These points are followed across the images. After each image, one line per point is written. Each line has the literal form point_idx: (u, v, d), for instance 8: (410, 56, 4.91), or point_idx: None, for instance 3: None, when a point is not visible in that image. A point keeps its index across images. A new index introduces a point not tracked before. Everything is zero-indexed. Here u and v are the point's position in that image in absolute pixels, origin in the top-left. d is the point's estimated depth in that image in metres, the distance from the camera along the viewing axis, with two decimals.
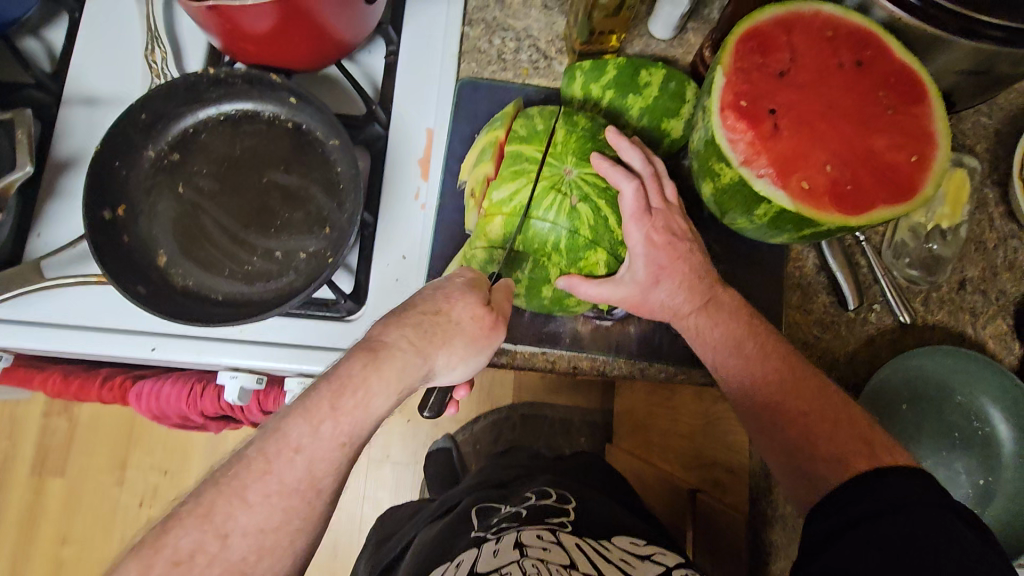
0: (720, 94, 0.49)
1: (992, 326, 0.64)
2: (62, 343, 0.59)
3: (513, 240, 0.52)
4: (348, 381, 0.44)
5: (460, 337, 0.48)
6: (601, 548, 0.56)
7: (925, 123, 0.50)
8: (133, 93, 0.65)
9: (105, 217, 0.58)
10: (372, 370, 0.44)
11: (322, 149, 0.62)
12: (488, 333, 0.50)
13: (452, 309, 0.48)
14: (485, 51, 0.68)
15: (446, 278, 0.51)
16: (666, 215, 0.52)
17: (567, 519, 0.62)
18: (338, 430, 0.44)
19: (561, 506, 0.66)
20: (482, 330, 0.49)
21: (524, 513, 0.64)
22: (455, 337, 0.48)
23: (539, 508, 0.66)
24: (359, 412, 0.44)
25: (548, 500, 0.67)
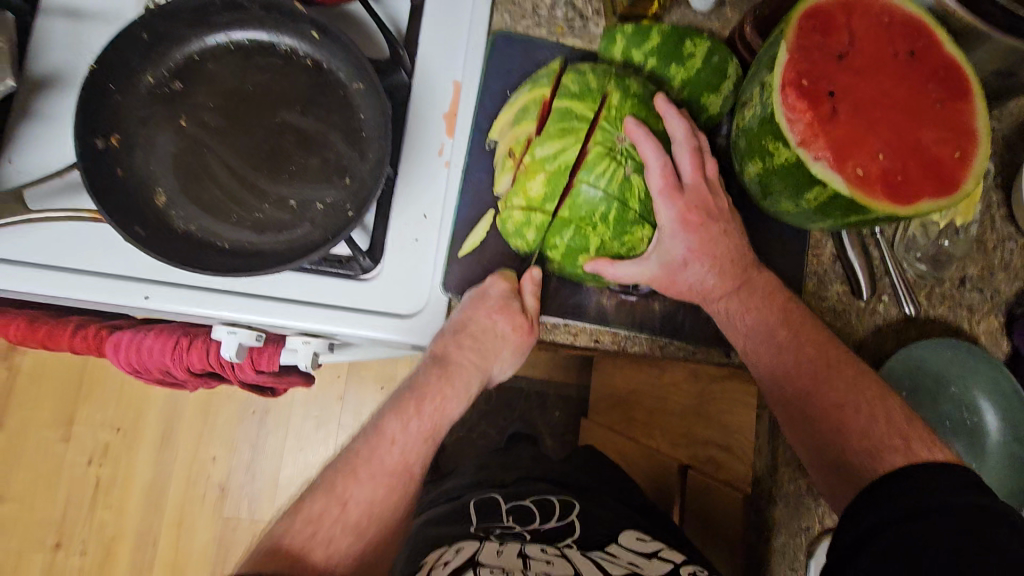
0: (782, 70, 0.48)
1: (985, 323, 0.68)
2: (40, 286, 0.53)
3: (558, 202, 0.50)
4: (426, 392, 0.56)
5: (507, 346, 0.58)
6: (610, 556, 0.59)
7: (970, 119, 0.50)
8: (127, 13, 0.57)
9: (97, 147, 0.52)
10: (445, 382, 0.56)
11: (344, 92, 0.57)
12: (528, 337, 0.58)
13: (496, 324, 0.56)
14: (520, 4, 0.64)
15: (482, 285, 0.57)
16: (704, 193, 0.53)
17: (573, 540, 0.62)
18: (423, 428, 0.56)
19: (565, 522, 0.66)
20: (523, 333, 0.57)
21: (529, 536, 0.63)
22: (503, 348, 0.58)
23: (545, 531, 0.65)
24: (436, 416, 0.56)
25: (552, 521, 0.67)
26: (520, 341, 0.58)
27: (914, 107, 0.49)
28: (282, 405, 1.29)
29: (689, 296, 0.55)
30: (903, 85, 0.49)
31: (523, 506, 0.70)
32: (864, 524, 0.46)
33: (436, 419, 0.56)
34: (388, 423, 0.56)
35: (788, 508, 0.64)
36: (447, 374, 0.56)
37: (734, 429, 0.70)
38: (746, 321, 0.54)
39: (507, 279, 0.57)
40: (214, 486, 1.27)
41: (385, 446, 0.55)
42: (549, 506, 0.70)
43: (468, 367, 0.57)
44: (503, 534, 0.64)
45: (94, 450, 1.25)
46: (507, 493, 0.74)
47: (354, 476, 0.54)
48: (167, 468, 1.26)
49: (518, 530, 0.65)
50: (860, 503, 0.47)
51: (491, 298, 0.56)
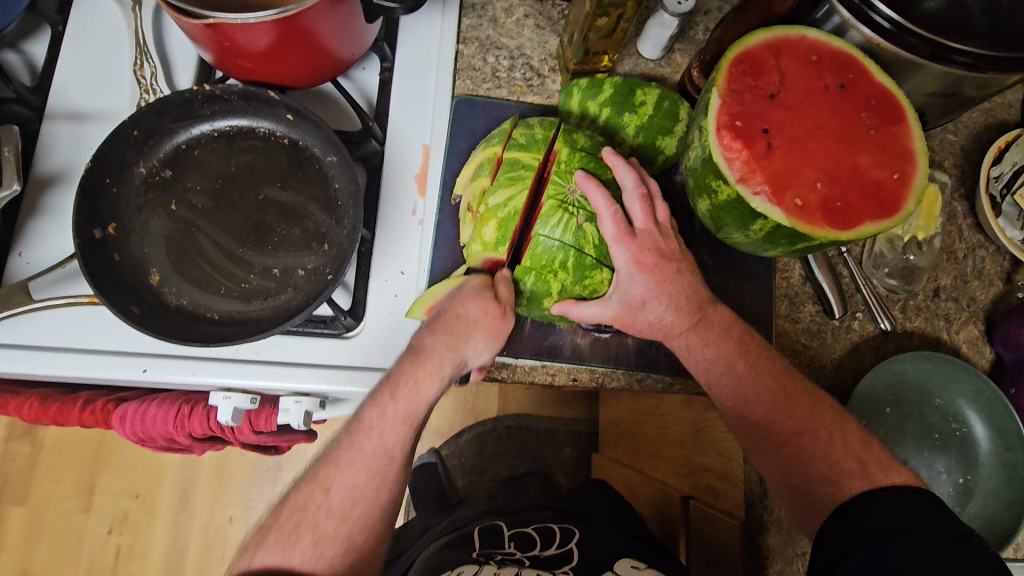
0: (716, 114, 0.50)
1: (965, 331, 0.68)
2: (47, 368, 0.57)
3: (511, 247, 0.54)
4: (399, 380, 0.53)
5: (480, 330, 0.55)
6: None
7: (906, 142, 0.52)
8: (121, 110, 0.63)
9: (95, 236, 0.56)
10: (417, 370, 0.53)
11: (320, 166, 0.61)
12: (502, 325, 0.55)
13: (467, 310, 0.54)
14: (480, 69, 0.69)
15: (459, 285, 0.57)
16: (657, 237, 0.55)
17: (569, 568, 0.62)
18: (399, 413, 0.53)
19: (564, 550, 0.66)
20: (494, 322, 0.54)
21: (527, 562, 0.63)
22: (475, 333, 0.54)
23: (544, 558, 0.65)
24: (410, 402, 0.53)
25: (551, 548, 0.67)
26: (494, 329, 0.55)
27: (849, 136, 0.52)
28: (294, 460, 1.31)
29: (652, 331, 0.57)
30: (835, 116, 0.52)
31: (524, 535, 0.71)
32: (826, 553, 0.47)
33: (412, 403, 0.53)
34: (365, 413, 0.53)
35: (780, 534, 0.65)
36: (420, 364, 0.54)
37: (728, 457, 0.71)
38: (709, 353, 0.56)
39: (480, 277, 0.57)
40: (232, 546, 1.29)
41: (373, 415, 0.53)
42: (550, 533, 0.71)
43: (441, 354, 0.54)
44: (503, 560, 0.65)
45: (115, 518, 1.28)
46: (511, 521, 0.75)
47: (336, 466, 0.53)
48: (185, 531, 1.28)
49: (519, 555, 0.65)
50: (826, 531, 0.48)
51: (465, 290, 0.55)
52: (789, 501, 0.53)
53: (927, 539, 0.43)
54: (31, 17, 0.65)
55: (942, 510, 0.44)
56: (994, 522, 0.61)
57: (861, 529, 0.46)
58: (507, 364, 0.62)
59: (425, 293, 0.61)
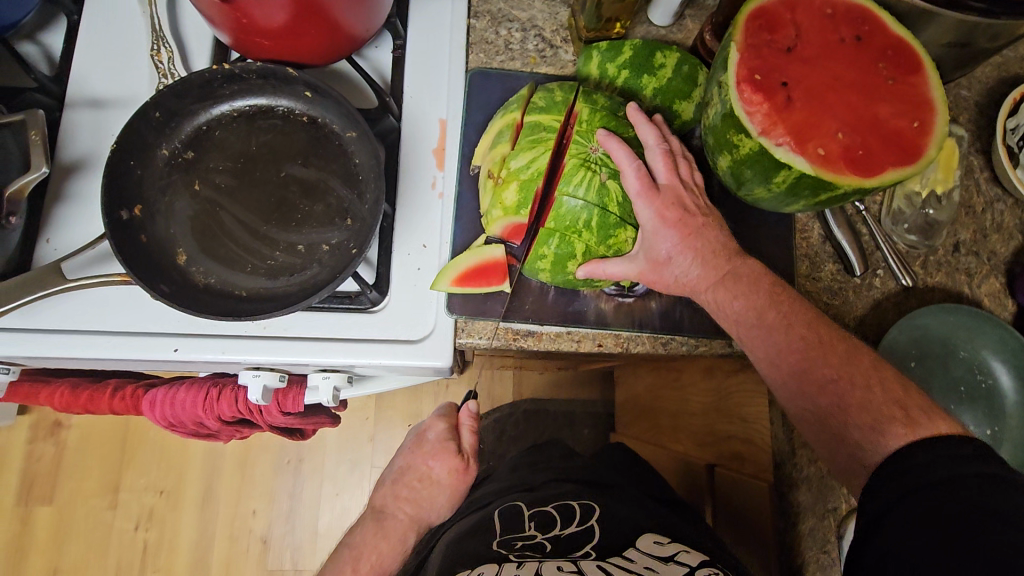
0: (735, 69, 0.51)
1: (987, 285, 0.68)
2: (81, 350, 0.57)
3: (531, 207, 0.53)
4: (363, 552, 0.65)
5: (442, 491, 0.70)
6: (625, 562, 0.58)
7: (924, 90, 0.52)
8: (140, 95, 0.64)
9: (122, 218, 0.56)
10: (380, 537, 0.67)
11: (339, 142, 0.62)
12: (461, 483, 0.71)
13: (433, 467, 0.70)
14: (493, 42, 0.70)
15: (428, 424, 0.74)
16: (681, 188, 0.55)
17: (592, 547, 0.62)
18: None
19: (585, 526, 0.67)
20: (456, 478, 0.70)
21: (548, 549, 0.63)
22: (439, 493, 0.70)
23: (564, 540, 0.65)
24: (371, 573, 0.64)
25: (572, 527, 0.67)
26: (453, 487, 0.70)
27: (868, 86, 0.52)
28: (314, 452, 1.33)
29: (675, 288, 0.58)
30: (853, 66, 0.52)
31: (545, 513, 0.71)
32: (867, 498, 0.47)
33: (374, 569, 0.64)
34: None
35: (811, 491, 0.64)
36: (381, 529, 0.67)
37: (753, 422, 0.71)
38: (737, 305, 0.55)
39: (442, 420, 0.74)
40: (257, 539, 1.30)
41: None
42: (571, 511, 0.71)
43: (405, 521, 0.68)
44: (523, 547, 0.64)
45: (140, 514, 1.29)
46: (531, 498, 0.75)
47: None
48: (209, 525, 1.30)
49: (539, 540, 0.66)
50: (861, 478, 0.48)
51: (428, 443, 0.72)
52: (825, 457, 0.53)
53: (970, 477, 0.43)
54: (47, 8, 0.66)
55: (982, 448, 0.45)
56: None
57: (902, 472, 0.46)
58: (533, 333, 0.63)
59: (461, 256, 0.62)
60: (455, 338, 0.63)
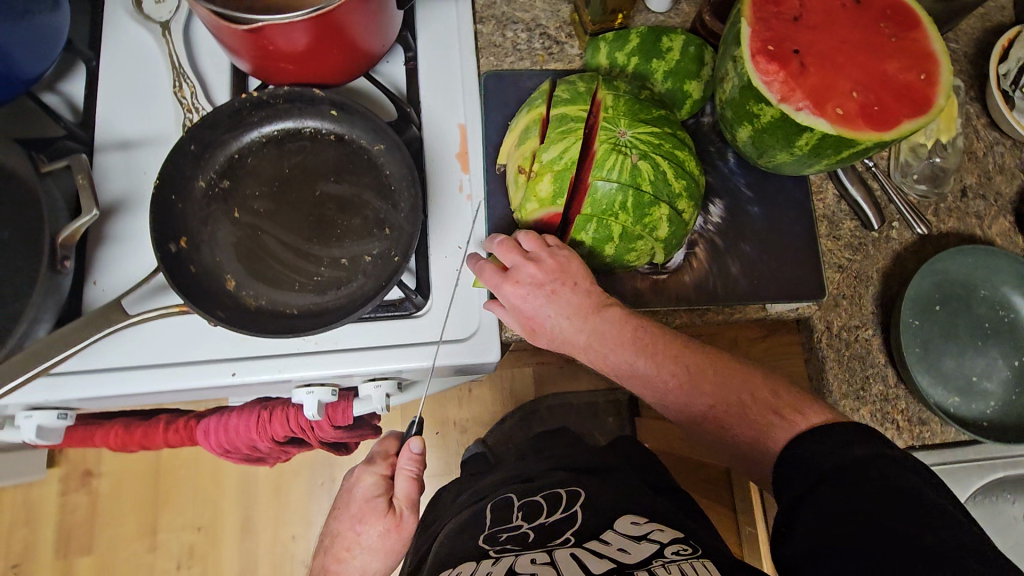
0: (748, 42, 0.53)
1: (997, 225, 0.71)
2: (143, 384, 0.59)
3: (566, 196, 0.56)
4: None
5: (378, 550, 0.67)
6: (603, 545, 0.56)
7: (926, 44, 0.55)
8: (167, 131, 0.66)
9: (172, 250, 0.58)
10: None
11: (369, 155, 0.64)
12: (399, 535, 0.67)
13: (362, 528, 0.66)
14: (501, 45, 0.72)
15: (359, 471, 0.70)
16: (529, 267, 0.57)
17: (571, 533, 0.60)
18: None
19: (569, 512, 0.64)
20: (390, 532, 0.66)
21: (530, 538, 0.60)
22: (375, 552, 0.67)
23: (550, 525, 0.62)
24: None
25: (557, 512, 0.64)
26: (391, 546, 0.67)
27: (874, 45, 0.54)
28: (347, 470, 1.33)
29: (558, 343, 0.60)
30: (860, 29, 0.55)
31: (534, 500, 0.68)
32: None
33: None
34: None
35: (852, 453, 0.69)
36: None
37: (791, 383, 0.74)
38: (614, 354, 0.58)
39: (372, 474, 0.68)
40: (300, 564, 1.30)
41: None
42: (558, 496, 0.68)
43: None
44: (507, 540, 0.62)
45: (181, 553, 1.30)
46: (523, 489, 0.72)
47: None
48: (251, 556, 1.30)
49: (524, 529, 0.63)
50: None
51: (351, 504, 0.68)
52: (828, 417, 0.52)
53: None
54: (65, 57, 0.67)
55: None
56: None
57: None
58: None
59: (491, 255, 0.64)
60: (502, 332, 0.66)
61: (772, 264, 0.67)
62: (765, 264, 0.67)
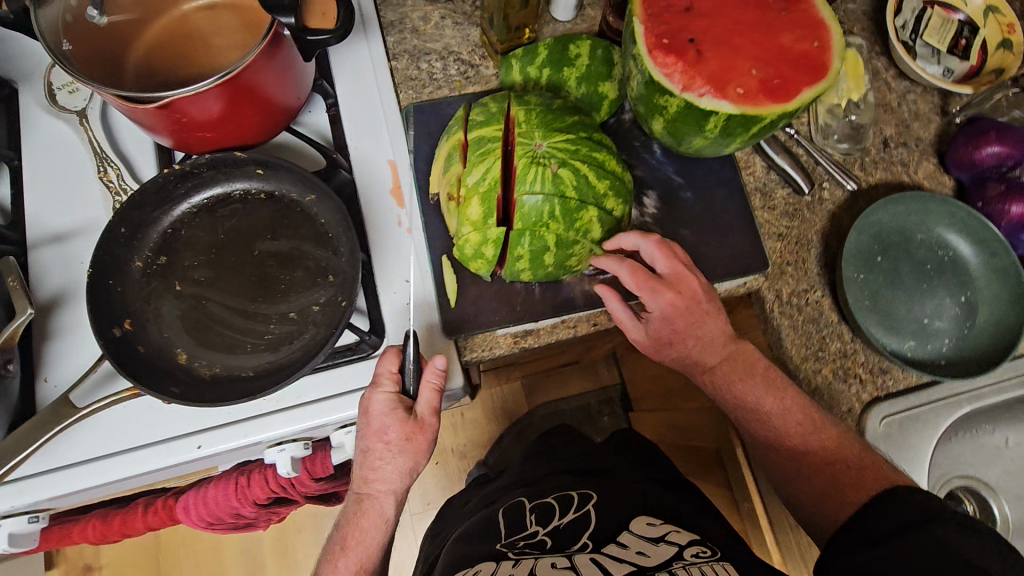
0: (643, 39, 0.54)
1: (923, 169, 0.74)
2: (108, 475, 0.58)
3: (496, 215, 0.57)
4: (351, 531, 0.62)
5: (405, 459, 0.60)
6: (620, 546, 0.57)
7: (815, 12, 0.57)
8: (97, 216, 0.66)
9: (116, 335, 0.58)
10: (360, 521, 0.62)
11: (302, 207, 0.64)
12: (424, 438, 0.61)
13: (383, 442, 0.59)
14: (416, 77, 0.74)
15: (367, 394, 0.60)
16: (690, 280, 0.63)
17: (587, 537, 0.60)
18: (351, 560, 0.61)
19: (582, 514, 0.65)
20: (413, 440, 0.60)
21: (550, 541, 0.60)
22: (403, 462, 0.61)
23: (563, 529, 0.63)
24: (359, 549, 0.61)
25: (569, 516, 0.65)
26: (419, 449, 0.61)
27: (765, 22, 0.56)
28: None
29: (679, 361, 0.66)
30: (752, 8, 0.56)
31: (546, 506, 0.69)
32: None
33: (360, 550, 0.61)
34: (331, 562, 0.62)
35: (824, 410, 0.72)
36: (362, 512, 0.62)
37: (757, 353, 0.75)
38: (739, 386, 0.64)
39: (383, 392, 0.59)
40: None
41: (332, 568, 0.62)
42: (569, 501, 0.69)
43: (378, 497, 0.62)
44: (525, 543, 0.61)
45: None
46: (533, 495, 0.74)
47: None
48: None
49: (540, 533, 0.63)
50: None
51: (369, 425, 0.59)
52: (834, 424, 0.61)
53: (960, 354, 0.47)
54: None
55: None
56: (1004, 324, 0.65)
57: None
58: (532, 330, 0.66)
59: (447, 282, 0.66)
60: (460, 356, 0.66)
61: (714, 244, 0.68)
62: (707, 245, 0.68)
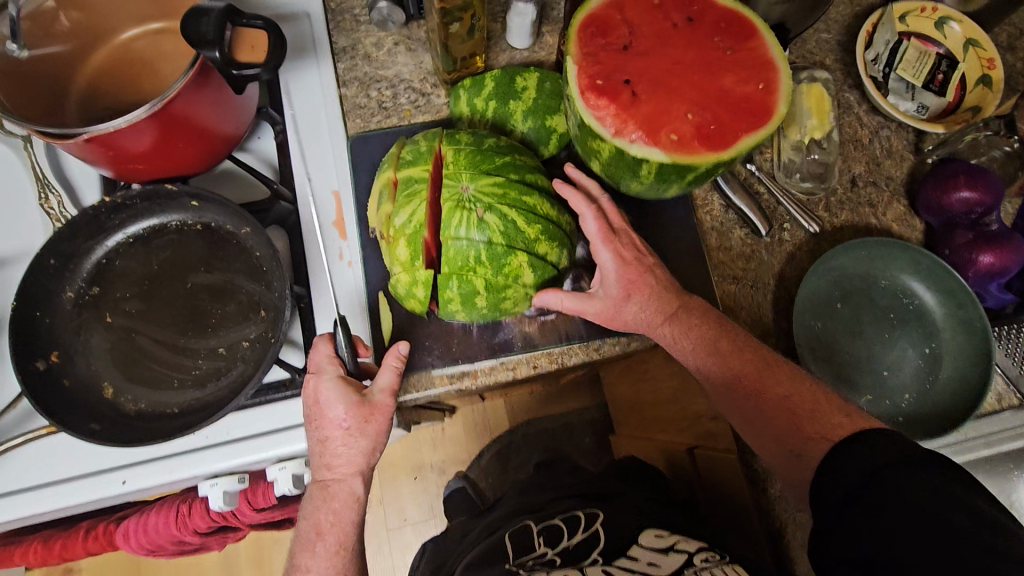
0: (575, 80, 0.52)
1: (892, 211, 0.70)
2: (29, 508, 0.58)
3: (421, 258, 0.55)
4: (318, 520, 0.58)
5: (362, 438, 0.58)
6: (631, 561, 0.56)
7: (762, 52, 0.54)
8: (37, 243, 0.65)
9: (39, 368, 0.57)
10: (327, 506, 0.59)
11: (237, 239, 0.63)
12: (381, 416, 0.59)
13: (336, 420, 0.57)
14: (366, 105, 0.72)
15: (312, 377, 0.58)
16: (631, 236, 0.62)
17: (597, 553, 0.59)
18: (328, 547, 0.58)
19: (591, 532, 0.63)
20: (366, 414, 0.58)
21: (558, 560, 0.59)
22: (362, 440, 0.58)
23: (571, 549, 0.61)
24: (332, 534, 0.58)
25: (578, 535, 0.64)
26: (377, 429, 0.59)
27: (706, 63, 0.54)
28: None
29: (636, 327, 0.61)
30: (692, 49, 0.54)
31: (552, 524, 0.67)
32: None
33: (336, 532, 0.58)
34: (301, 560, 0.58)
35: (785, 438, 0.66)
36: (327, 497, 0.59)
37: None
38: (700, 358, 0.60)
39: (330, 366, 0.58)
40: None
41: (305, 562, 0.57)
42: (575, 521, 0.67)
43: (344, 478, 0.60)
44: (534, 564, 0.60)
45: None
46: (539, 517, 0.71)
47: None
48: None
49: (549, 554, 0.61)
50: None
51: (318, 408, 0.57)
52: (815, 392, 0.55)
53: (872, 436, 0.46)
54: None
55: None
56: (968, 381, 0.62)
57: None
58: (467, 372, 0.63)
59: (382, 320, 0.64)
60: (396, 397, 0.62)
61: None
62: None
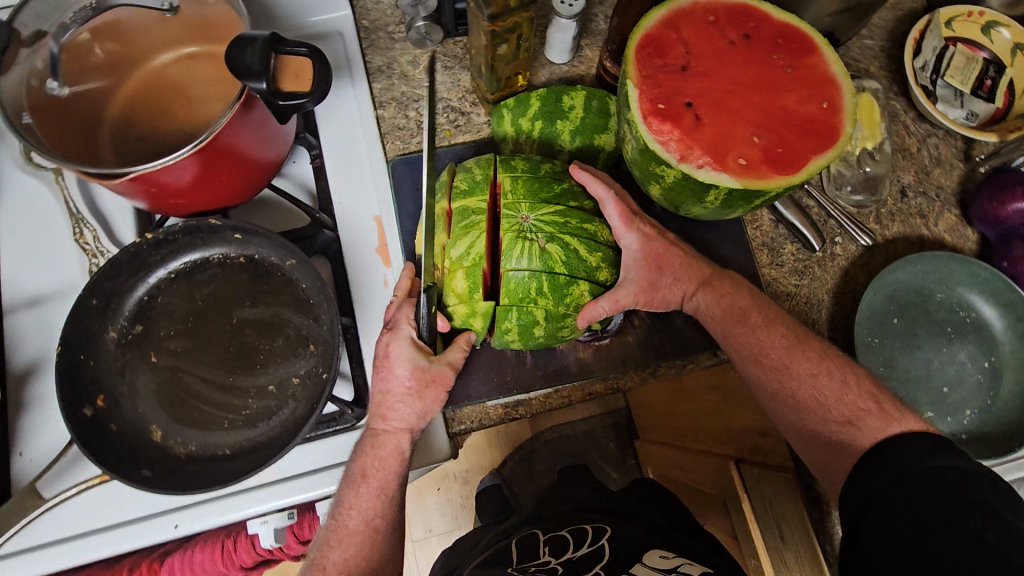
0: (637, 104, 0.51)
1: (943, 221, 0.69)
2: (82, 557, 0.56)
3: (481, 290, 0.53)
4: (366, 463, 0.54)
5: (419, 402, 0.54)
6: None
7: (825, 68, 0.53)
8: (74, 280, 0.64)
9: (86, 415, 0.56)
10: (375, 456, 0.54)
11: (282, 271, 0.61)
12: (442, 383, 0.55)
13: (399, 371, 0.54)
14: (405, 126, 0.71)
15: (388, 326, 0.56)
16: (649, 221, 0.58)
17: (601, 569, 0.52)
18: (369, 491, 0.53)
19: (595, 548, 0.56)
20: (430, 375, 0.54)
21: None
22: (419, 406, 0.55)
23: (575, 562, 0.54)
24: (379, 485, 0.53)
25: (583, 547, 0.57)
26: (434, 395, 0.55)
27: (768, 83, 0.52)
28: None
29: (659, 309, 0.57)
30: (753, 68, 0.52)
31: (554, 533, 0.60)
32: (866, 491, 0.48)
33: (382, 476, 0.53)
34: (343, 496, 0.54)
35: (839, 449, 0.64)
36: (376, 446, 0.54)
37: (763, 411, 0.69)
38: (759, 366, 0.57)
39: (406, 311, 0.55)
40: None
41: (349, 499, 0.53)
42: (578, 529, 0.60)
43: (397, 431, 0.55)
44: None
45: None
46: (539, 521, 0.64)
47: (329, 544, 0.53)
48: None
49: (552, 565, 0.55)
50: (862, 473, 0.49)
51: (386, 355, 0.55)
52: (855, 389, 0.54)
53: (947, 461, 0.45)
54: None
55: None
56: None
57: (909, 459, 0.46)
58: (522, 401, 0.62)
59: None
60: (448, 428, 0.62)
61: None
62: None
